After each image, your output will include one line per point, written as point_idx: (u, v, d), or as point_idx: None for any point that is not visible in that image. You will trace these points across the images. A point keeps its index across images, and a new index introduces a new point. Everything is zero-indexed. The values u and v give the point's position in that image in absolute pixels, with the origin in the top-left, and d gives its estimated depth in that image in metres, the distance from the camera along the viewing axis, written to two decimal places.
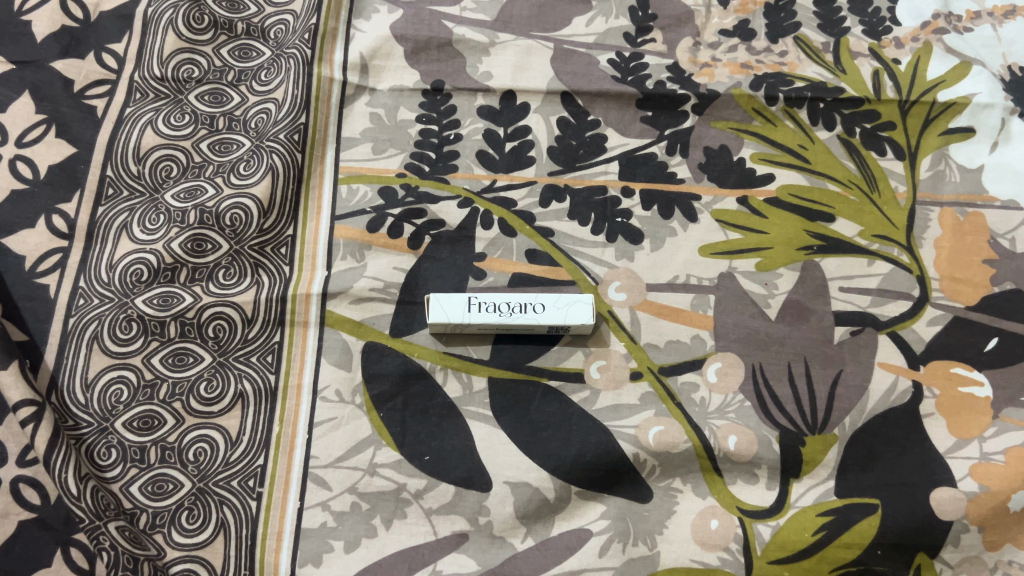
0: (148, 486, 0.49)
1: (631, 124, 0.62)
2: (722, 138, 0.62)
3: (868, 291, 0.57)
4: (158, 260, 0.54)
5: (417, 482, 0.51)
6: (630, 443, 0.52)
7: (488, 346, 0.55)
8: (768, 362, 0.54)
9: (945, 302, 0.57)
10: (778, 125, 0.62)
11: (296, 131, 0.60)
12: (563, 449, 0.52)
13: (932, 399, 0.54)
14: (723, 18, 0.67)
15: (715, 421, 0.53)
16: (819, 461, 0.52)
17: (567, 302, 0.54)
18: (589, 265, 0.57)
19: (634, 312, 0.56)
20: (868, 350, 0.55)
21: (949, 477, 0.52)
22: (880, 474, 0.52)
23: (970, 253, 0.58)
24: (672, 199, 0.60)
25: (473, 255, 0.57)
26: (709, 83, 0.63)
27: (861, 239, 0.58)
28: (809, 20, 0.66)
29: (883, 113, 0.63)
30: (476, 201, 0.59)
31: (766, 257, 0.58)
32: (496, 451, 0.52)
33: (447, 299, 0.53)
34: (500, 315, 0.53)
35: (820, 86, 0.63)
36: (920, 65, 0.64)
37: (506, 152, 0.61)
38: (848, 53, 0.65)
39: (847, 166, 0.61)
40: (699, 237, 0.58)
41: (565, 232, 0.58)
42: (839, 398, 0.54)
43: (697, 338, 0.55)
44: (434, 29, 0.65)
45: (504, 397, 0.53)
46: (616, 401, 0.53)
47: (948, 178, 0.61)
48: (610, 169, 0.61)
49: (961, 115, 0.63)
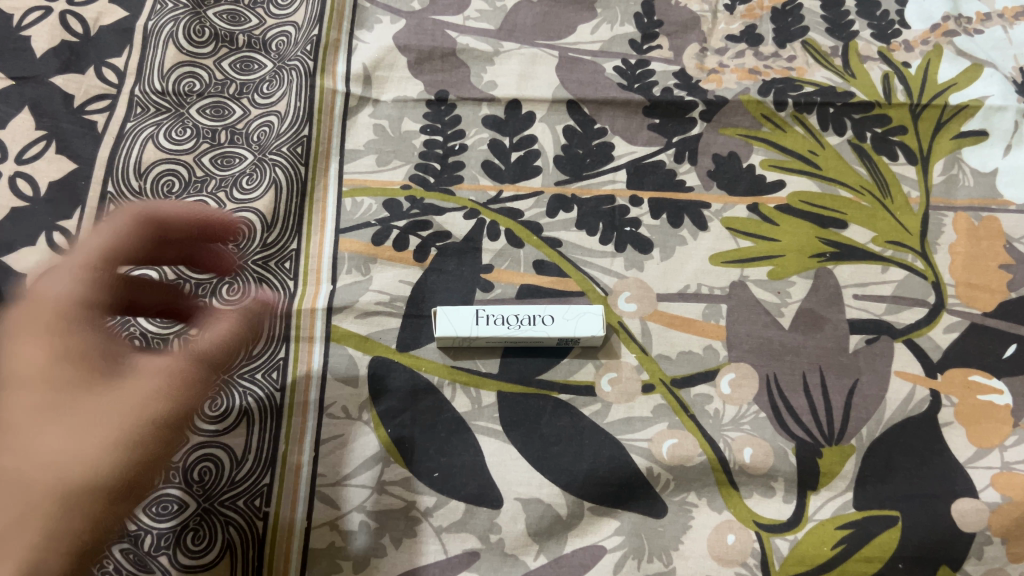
0: (152, 506, 0.47)
1: (639, 132, 0.61)
2: (731, 145, 0.61)
3: (883, 298, 0.56)
4: (161, 276, 0.53)
5: (427, 499, 0.50)
6: (643, 456, 0.51)
7: (497, 359, 0.54)
8: (783, 371, 0.53)
9: (962, 309, 0.56)
10: (788, 131, 0.61)
11: (299, 144, 0.59)
12: (575, 464, 0.51)
13: (950, 408, 0.53)
14: (730, 23, 0.66)
15: (730, 433, 0.52)
16: (836, 472, 0.51)
17: (576, 313, 0.53)
18: (598, 275, 0.56)
19: (645, 323, 0.55)
20: (884, 359, 0.54)
21: (970, 487, 0.51)
22: (899, 485, 0.51)
23: (986, 258, 0.57)
24: (681, 207, 0.59)
25: (480, 267, 0.56)
26: (717, 90, 0.63)
27: (874, 245, 0.57)
28: (816, 25, 0.66)
29: (894, 117, 0.62)
30: (482, 211, 0.58)
31: (778, 265, 0.57)
32: (506, 467, 0.51)
33: (454, 313, 0.53)
34: (508, 327, 0.53)
35: (830, 90, 0.62)
36: (931, 68, 0.64)
37: (512, 162, 0.60)
38: (857, 57, 0.64)
39: (859, 171, 0.60)
40: (710, 246, 0.57)
41: (573, 242, 0.57)
42: (856, 408, 0.53)
43: (710, 349, 0.54)
44: (437, 38, 0.65)
45: (514, 412, 0.52)
46: (628, 413, 0.52)
47: (962, 182, 0.59)
48: (618, 177, 0.60)
49: (974, 118, 0.61)
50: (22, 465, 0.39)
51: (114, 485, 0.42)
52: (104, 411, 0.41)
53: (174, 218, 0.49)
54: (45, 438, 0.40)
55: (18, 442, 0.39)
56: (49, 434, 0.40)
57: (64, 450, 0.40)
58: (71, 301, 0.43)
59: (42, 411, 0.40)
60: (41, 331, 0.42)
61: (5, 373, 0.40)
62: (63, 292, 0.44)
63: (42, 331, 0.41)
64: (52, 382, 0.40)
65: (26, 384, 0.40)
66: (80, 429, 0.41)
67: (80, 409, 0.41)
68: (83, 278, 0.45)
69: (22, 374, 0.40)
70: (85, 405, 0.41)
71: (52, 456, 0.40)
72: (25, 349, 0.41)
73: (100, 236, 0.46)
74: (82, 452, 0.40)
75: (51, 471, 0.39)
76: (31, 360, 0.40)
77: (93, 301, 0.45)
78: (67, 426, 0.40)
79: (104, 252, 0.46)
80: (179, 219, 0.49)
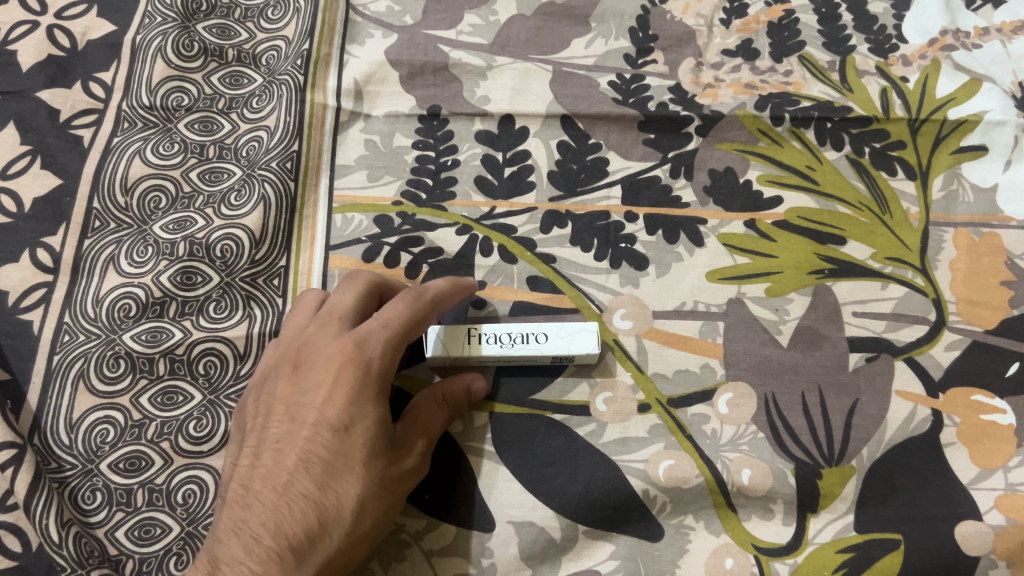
0: (135, 530, 0.47)
1: (634, 148, 0.60)
2: (727, 160, 0.60)
3: (882, 315, 0.55)
4: (147, 294, 0.53)
5: (417, 522, 0.49)
6: (639, 478, 0.50)
7: (490, 378, 0.53)
8: (782, 391, 0.52)
9: (963, 326, 0.55)
10: (785, 146, 0.60)
11: (289, 159, 0.58)
12: (570, 486, 0.50)
13: (952, 428, 0.52)
14: (726, 38, 0.65)
15: (728, 454, 0.50)
16: (837, 494, 0.50)
17: (570, 330, 0.52)
18: (593, 292, 0.55)
19: (641, 341, 0.54)
20: (884, 377, 0.53)
21: (974, 510, 0.49)
22: (901, 507, 0.49)
23: (987, 275, 0.56)
24: (677, 223, 0.58)
25: (472, 284, 0.55)
26: (713, 104, 0.61)
27: (874, 261, 0.57)
28: (813, 39, 0.65)
29: (893, 132, 0.61)
30: (475, 227, 0.57)
31: (776, 282, 0.56)
32: (499, 490, 0.50)
33: (449, 332, 0.51)
34: (502, 346, 0.51)
35: (827, 105, 0.61)
36: (929, 83, 0.62)
37: (505, 177, 0.59)
38: (855, 71, 0.63)
39: (857, 187, 0.59)
40: (706, 262, 0.56)
41: (567, 258, 0.56)
42: (855, 428, 0.51)
43: (707, 367, 0.53)
44: (430, 53, 0.64)
45: (507, 432, 0.51)
46: (624, 433, 0.51)
47: (962, 198, 0.59)
48: (613, 193, 0.59)
49: (973, 133, 0.60)
50: (327, 494, 0.42)
51: (374, 531, 0.44)
52: (387, 473, 0.44)
53: (451, 299, 0.49)
54: (358, 485, 0.43)
55: (344, 486, 0.42)
56: (359, 483, 0.43)
57: (361, 496, 0.43)
58: (380, 377, 0.45)
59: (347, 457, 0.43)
60: (364, 388, 0.44)
61: (330, 420, 0.43)
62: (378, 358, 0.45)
63: (361, 389, 0.44)
64: (358, 437, 0.43)
65: (352, 436, 0.43)
66: (378, 480, 0.43)
67: (379, 468, 0.43)
68: (394, 357, 0.45)
69: (338, 421, 0.43)
70: (380, 464, 0.44)
71: (358, 500, 0.42)
72: (346, 398, 0.44)
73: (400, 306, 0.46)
74: (372, 503, 0.43)
75: (351, 510, 0.42)
76: (352, 409, 0.43)
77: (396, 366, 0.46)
78: (368, 475, 0.43)
79: (405, 329, 0.46)
80: (457, 296, 0.49)
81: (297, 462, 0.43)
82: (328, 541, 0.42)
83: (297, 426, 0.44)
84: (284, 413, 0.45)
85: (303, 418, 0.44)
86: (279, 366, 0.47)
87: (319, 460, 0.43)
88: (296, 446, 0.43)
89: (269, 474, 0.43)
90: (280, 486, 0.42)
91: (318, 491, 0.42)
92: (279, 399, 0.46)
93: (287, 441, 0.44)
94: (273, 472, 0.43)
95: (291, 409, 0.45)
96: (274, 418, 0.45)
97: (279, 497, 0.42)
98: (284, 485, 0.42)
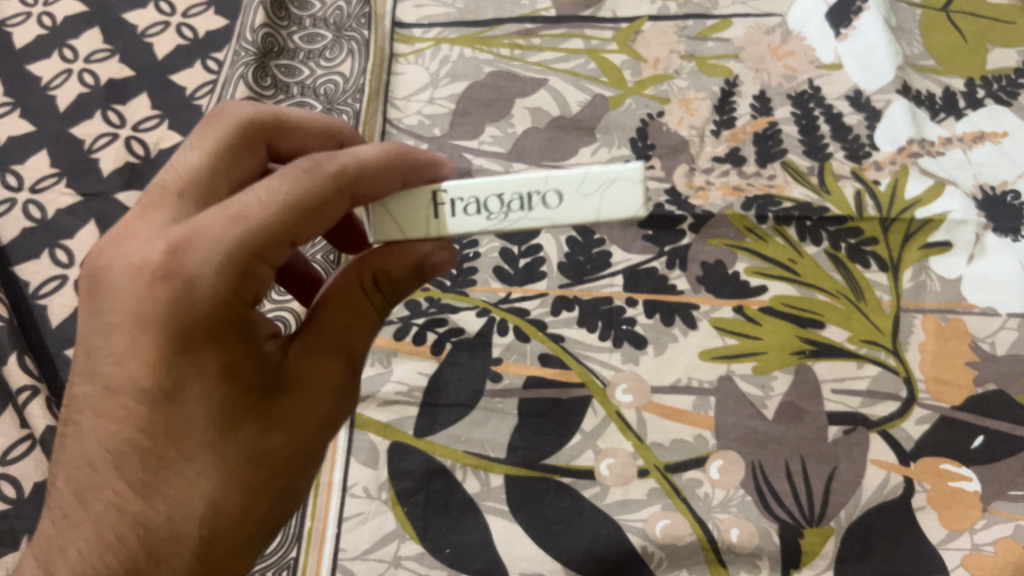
0: None
1: (634, 242, 0.68)
2: (717, 254, 0.67)
3: (859, 392, 0.61)
4: None
5: (439, 573, 0.55)
6: (638, 535, 0.56)
7: (505, 445, 0.60)
8: (767, 459, 0.58)
9: (931, 402, 0.60)
10: (770, 241, 0.68)
11: (330, 251, 0.68)
12: (576, 541, 0.56)
13: (923, 494, 0.57)
14: (716, 146, 0.73)
15: (719, 514, 0.56)
16: (817, 552, 0.55)
17: (588, 185, 0.43)
18: (597, 368, 0.62)
19: (641, 413, 0.60)
20: (861, 448, 0.59)
21: (942, 567, 0.55)
22: (876, 565, 0.55)
23: (953, 356, 0.62)
24: (673, 308, 0.65)
25: (490, 360, 0.63)
26: (704, 205, 0.69)
27: (850, 343, 0.63)
28: (795, 147, 0.72)
29: (866, 229, 0.68)
30: (493, 310, 0.65)
31: (761, 361, 0.62)
32: (512, 544, 0.56)
33: (394, 202, 0.45)
34: (495, 217, 0.44)
35: (807, 206, 0.69)
36: (898, 186, 0.70)
37: (520, 268, 0.67)
38: (832, 176, 0.71)
39: (835, 278, 0.66)
40: (699, 343, 0.63)
41: (574, 337, 0.64)
42: (834, 493, 0.57)
43: (700, 437, 0.59)
44: (454, 160, 0.72)
45: (520, 493, 0.58)
46: (625, 495, 0.57)
47: (930, 288, 0.65)
48: (615, 281, 0.66)
49: (938, 230, 0.67)
50: (153, 499, 0.39)
51: (245, 521, 0.41)
52: (241, 450, 0.40)
53: (358, 187, 0.44)
54: (199, 474, 0.39)
55: (181, 479, 0.39)
56: (201, 471, 0.39)
57: (206, 483, 0.39)
58: (213, 313, 0.38)
59: (177, 442, 0.39)
60: (188, 336, 0.38)
61: (147, 391, 0.38)
62: (203, 279, 0.38)
63: (183, 338, 0.38)
64: (190, 410, 0.38)
65: (179, 409, 0.38)
66: (226, 465, 0.39)
67: (233, 444, 0.39)
68: (238, 276, 0.38)
69: (158, 390, 0.38)
70: (234, 439, 0.39)
71: (201, 499, 0.39)
72: (163, 359, 0.38)
73: (256, 196, 0.40)
74: (227, 490, 0.40)
75: (190, 513, 0.39)
76: (174, 373, 0.38)
77: (247, 281, 0.39)
78: (216, 461, 0.39)
79: (261, 231, 0.39)
80: (383, 181, 0.44)
81: (113, 456, 0.39)
82: (168, 557, 0.39)
83: (113, 397, 0.39)
84: (97, 376, 0.40)
85: (118, 387, 0.39)
86: (84, 287, 0.41)
87: (142, 450, 0.39)
88: (112, 429, 0.39)
89: (89, 472, 0.40)
90: (101, 491, 0.39)
91: (144, 497, 0.39)
92: (90, 352, 0.41)
93: (105, 420, 0.40)
94: (94, 470, 0.40)
95: (105, 374, 0.40)
96: (91, 383, 0.40)
97: (102, 506, 0.39)
98: (105, 488, 0.39)
